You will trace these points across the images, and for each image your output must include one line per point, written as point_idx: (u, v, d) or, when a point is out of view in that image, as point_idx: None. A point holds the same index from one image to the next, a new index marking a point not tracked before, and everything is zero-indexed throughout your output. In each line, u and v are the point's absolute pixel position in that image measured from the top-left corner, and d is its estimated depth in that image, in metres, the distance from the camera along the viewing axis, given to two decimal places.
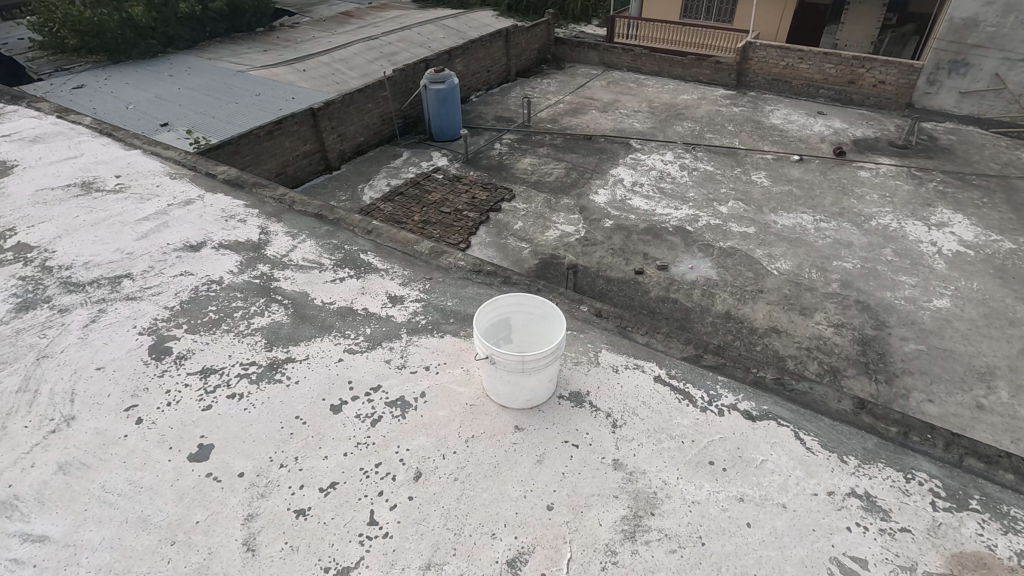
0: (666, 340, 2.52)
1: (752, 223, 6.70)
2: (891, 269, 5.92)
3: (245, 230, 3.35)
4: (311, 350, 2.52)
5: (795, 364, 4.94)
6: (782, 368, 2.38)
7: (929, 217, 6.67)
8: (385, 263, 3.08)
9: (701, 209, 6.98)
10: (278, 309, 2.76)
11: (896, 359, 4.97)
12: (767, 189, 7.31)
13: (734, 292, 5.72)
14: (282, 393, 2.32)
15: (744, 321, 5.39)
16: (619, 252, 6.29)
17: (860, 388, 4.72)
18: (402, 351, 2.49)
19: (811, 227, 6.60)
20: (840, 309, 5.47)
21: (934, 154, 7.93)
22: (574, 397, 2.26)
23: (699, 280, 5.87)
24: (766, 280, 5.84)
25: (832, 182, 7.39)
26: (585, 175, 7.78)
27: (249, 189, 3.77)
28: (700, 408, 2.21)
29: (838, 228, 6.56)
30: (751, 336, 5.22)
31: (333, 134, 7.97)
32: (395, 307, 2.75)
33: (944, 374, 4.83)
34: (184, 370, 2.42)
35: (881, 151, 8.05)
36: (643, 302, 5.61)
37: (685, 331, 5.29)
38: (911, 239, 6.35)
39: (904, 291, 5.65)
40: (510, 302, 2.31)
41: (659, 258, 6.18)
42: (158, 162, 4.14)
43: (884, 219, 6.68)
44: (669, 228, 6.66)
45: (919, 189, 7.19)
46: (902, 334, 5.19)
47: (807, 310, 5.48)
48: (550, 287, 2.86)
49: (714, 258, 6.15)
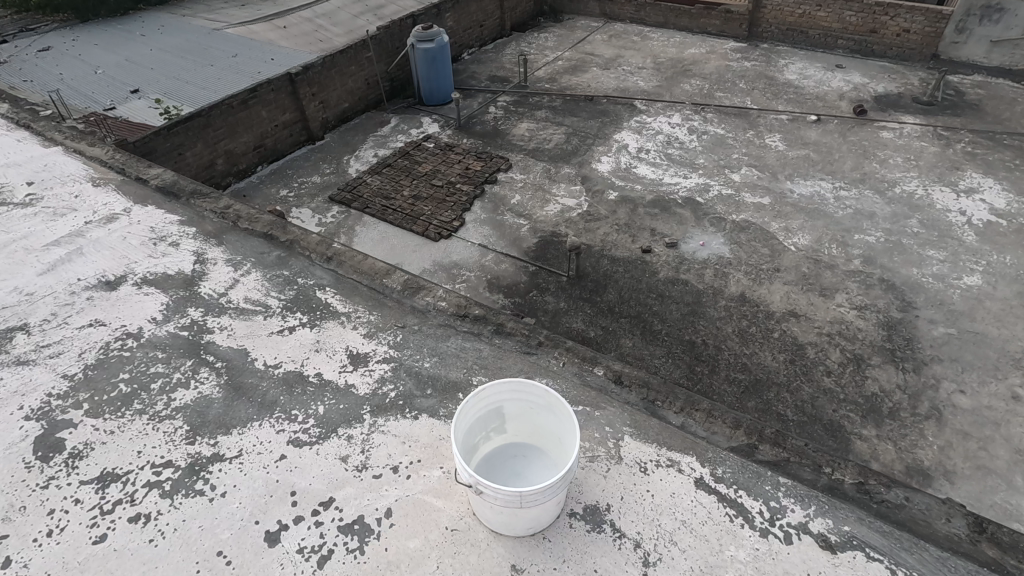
0: (707, 421, 1.93)
1: (766, 192, 6.01)
2: (916, 243, 5.28)
3: (177, 259, 2.71)
4: (245, 443, 1.93)
5: (816, 352, 4.36)
6: (864, 465, 1.80)
7: (958, 182, 5.97)
8: (347, 303, 2.46)
9: (712, 177, 6.26)
10: (209, 377, 2.16)
11: (924, 345, 4.37)
12: (782, 154, 6.56)
13: (749, 271, 5.08)
14: (204, 512, 1.74)
15: (759, 305, 4.76)
16: (623, 228, 5.62)
17: (885, 379, 4.16)
18: (363, 443, 1.92)
19: (830, 195, 5.91)
20: (866, 290, 4.84)
21: (961, 111, 7.14)
22: (590, 515, 1.70)
23: (711, 259, 5.22)
24: (786, 257, 5.19)
25: (852, 144, 6.64)
26: (587, 141, 6.99)
27: (186, 200, 3.10)
28: (759, 531, 1.65)
29: (860, 197, 5.87)
30: (767, 322, 4.61)
31: (315, 101, 7.06)
32: (356, 372, 2.16)
33: (976, 361, 4.24)
34: (76, 476, 1.84)
35: (905, 108, 7.25)
36: (651, 285, 4.98)
37: (699, 319, 4.67)
38: (937, 207, 5.68)
39: (935, 268, 5.01)
40: (502, 391, 1.71)
41: (667, 234, 5.52)
42: (82, 163, 3.45)
43: (908, 185, 5.98)
44: (678, 200, 5.97)
45: (946, 150, 6.46)
46: (930, 317, 4.59)
47: (830, 291, 4.85)
48: (554, 339, 2.25)
49: (726, 234, 5.48)
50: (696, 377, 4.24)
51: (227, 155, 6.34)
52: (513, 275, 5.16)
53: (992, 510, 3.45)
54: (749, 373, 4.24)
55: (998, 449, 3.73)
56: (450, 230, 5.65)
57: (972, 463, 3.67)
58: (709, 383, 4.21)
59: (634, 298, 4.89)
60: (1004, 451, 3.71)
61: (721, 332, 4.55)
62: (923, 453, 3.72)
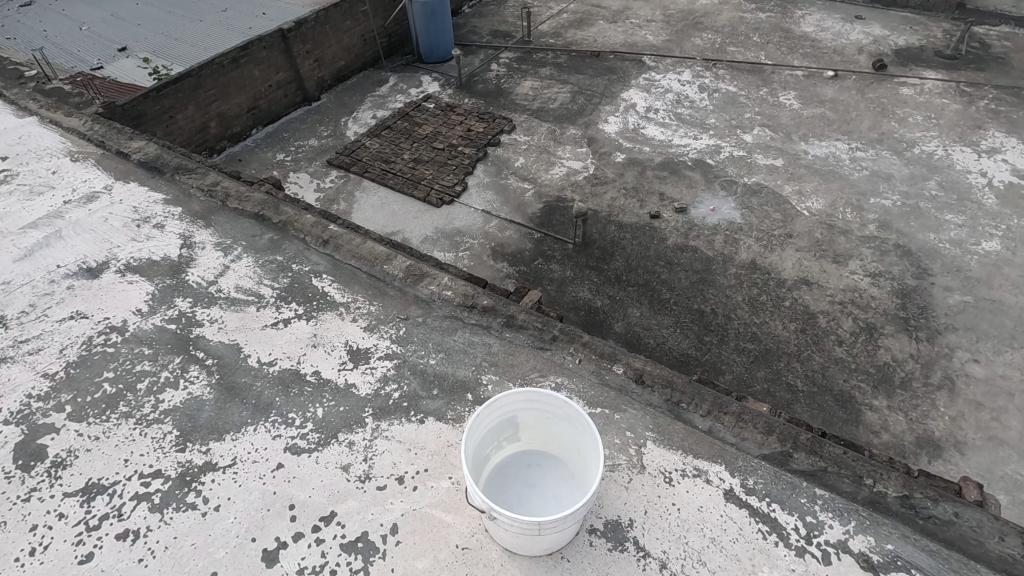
0: (737, 425, 1.78)
1: (779, 153, 5.70)
2: (934, 206, 5.01)
3: (162, 242, 2.53)
4: (240, 451, 1.80)
5: (828, 321, 4.16)
6: (907, 476, 1.66)
7: (979, 142, 5.66)
8: (345, 293, 2.29)
9: (723, 138, 5.94)
10: (199, 375, 2.01)
11: (940, 314, 4.17)
12: (797, 112, 6.21)
13: (760, 237, 4.82)
14: (197, 528, 1.63)
15: (770, 272, 4.53)
16: (631, 193, 5.35)
17: (898, 349, 3.98)
18: (366, 451, 1.79)
19: (846, 156, 5.60)
20: (880, 257, 4.60)
21: (986, 65, 6.74)
22: (612, 532, 1.57)
23: (722, 225, 4.97)
24: (799, 222, 4.93)
25: (871, 102, 6.27)
26: (593, 100, 6.63)
27: (170, 176, 2.89)
28: (796, 550, 1.53)
29: (878, 158, 5.57)
30: (778, 290, 4.38)
31: (309, 60, 6.65)
32: (357, 370, 2.01)
33: (993, 330, 4.05)
34: (59, 489, 1.72)
35: (927, 63, 6.85)
36: (659, 252, 4.74)
37: (708, 287, 4.45)
38: (957, 168, 5.39)
39: (953, 233, 4.76)
40: (517, 402, 1.59)
41: (676, 198, 5.25)
42: (60, 135, 3.22)
43: (927, 145, 5.68)
44: (688, 162, 5.67)
45: (968, 108, 6.11)
46: (946, 284, 4.36)
47: (844, 258, 4.61)
48: (569, 332, 2.10)
49: (738, 198, 5.21)
50: (705, 348, 4.06)
51: (220, 118, 6.04)
52: (516, 243, 4.95)
53: (1002, 481, 3.33)
54: (760, 342, 4.06)
55: (1012, 420, 3.57)
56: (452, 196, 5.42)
57: (984, 434, 3.53)
58: (717, 353, 4.03)
59: (642, 265, 4.66)
60: (1018, 421, 3.56)
61: (732, 300, 4.34)
62: (935, 424, 3.57)
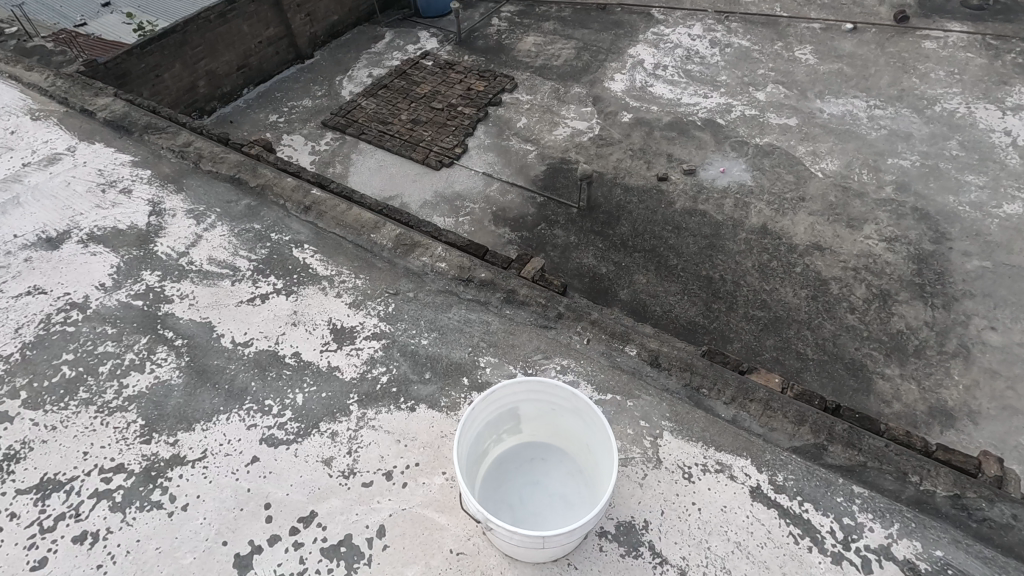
0: (764, 414, 1.60)
1: (793, 111, 5.26)
2: (954, 166, 4.61)
3: (129, 209, 2.30)
4: (210, 443, 1.62)
5: (840, 289, 3.84)
6: (958, 473, 1.48)
7: (1005, 99, 5.23)
8: (329, 265, 2.08)
9: (734, 96, 5.52)
10: (167, 357, 1.82)
11: (957, 280, 3.84)
12: (813, 68, 5.75)
13: (771, 201, 4.45)
14: (162, 531, 1.46)
15: (781, 238, 4.19)
16: (637, 154, 4.99)
17: (912, 316, 3.68)
18: (350, 443, 1.61)
19: (864, 114, 5.17)
20: (898, 221, 4.23)
21: (1017, 16, 6.25)
22: (624, 535, 1.40)
23: (732, 187, 4.61)
24: (812, 183, 4.55)
25: (891, 57, 5.82)
26: (599, 57, 6.21)
27: (138, 135, 2.63)
28: (833, 556, 1.36)
29: (897, 116, 5.14)
30: (789, 256, 4.06)
31: (301, 14, 6.21)
32: (341, 351, 1.82)
33: (1014, 297, 3.73)
34: (11, 486, 1.55)
35: (952, 15, 6.36)
36: (666, 216, 4.42)
37: (716, 253, 4.13)
38: (980, 127, 4.96)
39: (973, 195, 4.38)
40: (518, 392, 1.41)
41: (685, 160, 4.87)
42: (21, 92, 2.95)
43: (949, 102, 5.24)
44: (697, 121, 5.28)
45: (994, 63, 5.65)
46: (964, 249, 4.02)
47: (859, 223, 4.24)
48: (576, 308, 1.89)
49: (750, 158, 4.81)
50: (713, 315, 3.78)
51: (210, 77, 5.68)
52: (518, 207, 4.65)
53: (1016, 452, 3.10)
54: (769, 310, 3.77)
55: None
56: (450, 159, 5.11)
57: (999, 403, 3.27)
58: (725, 321, 3.77)
59: (648, 230, 4.36)
60: None
61: (739, 266, 4.03)
62: (948, 393, 3.32)
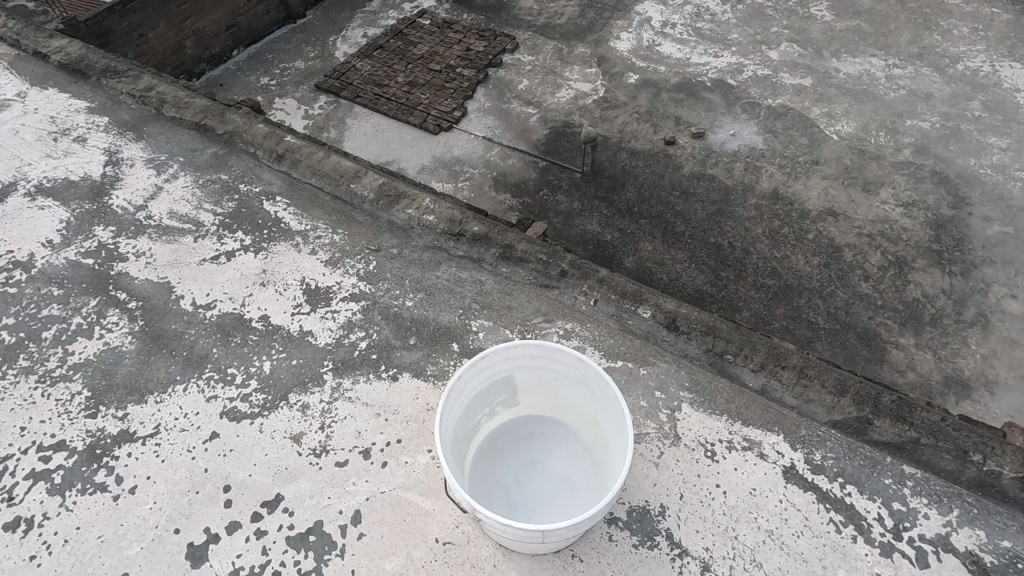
0: (799, 383, 1.39)
1: (808, 72, 4.29)
2: (977, 128, 3.82)
3: (83, 159, 2.06)
4: (164, 417, 1.42)
5: (855, 257, 3.24)
6: None
7: None
8: (304, 219, 1.84)
9: (747, 55, 4.50)
10: (118, 321, 1.61)
11: (976, 247, 3.25)
12: (828, 26, 4.62)
13: (782, 167, 3.71)
14: (109, 514, 1.28)
15: (793, 203, 3.51)
16: (640, 117, 4.15)
17: (929, 284, 3.11)
18: (324, 416, 1.41)
19: (880, 73, 4.21)
20: (916, 185, 3.54)
21: None
22: (637, 523, 1.21)
23: (742, 152, 3.84)
24: (823, 147, 3.78)
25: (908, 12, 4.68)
26: (604, 14, 5.07)
27: (96, 79, 2.36)
28: (881, 548, 1.16)
29: (915, 75, 4.20)
30: (801, 221, 3.41)
31: None
32: (315, 315, 1.60)
33: None
34: None
35: None
36: (673, 181, 3.70)
37: (725, 219, 3.47)
38: (1005, 86, 4.05)
39: (994, 158, 3.65)
40: (515, 358, 1.20)
41: (695, 123, 4.05)
42: None
43: (972, 61, 4.25)
44: (706, 83, 4.33)
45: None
46: (985, 213, 3.38)
47: (873, 186, 3.56)
48: (582, 265, 1.66)
49: (763, 120, 3.98)
50: (721, 284, 3.19)
51: (196, 38, 4.70)
52: (516, 179, 3.85)
53: None
54: (780, 278, 3.18)
55: None
56: (447, 123, 4.20)
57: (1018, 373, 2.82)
58: (733, 291, 3.18)
59: (653, 197, 3.64)
60: None
61: (746, 232, 3.39)
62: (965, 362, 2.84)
